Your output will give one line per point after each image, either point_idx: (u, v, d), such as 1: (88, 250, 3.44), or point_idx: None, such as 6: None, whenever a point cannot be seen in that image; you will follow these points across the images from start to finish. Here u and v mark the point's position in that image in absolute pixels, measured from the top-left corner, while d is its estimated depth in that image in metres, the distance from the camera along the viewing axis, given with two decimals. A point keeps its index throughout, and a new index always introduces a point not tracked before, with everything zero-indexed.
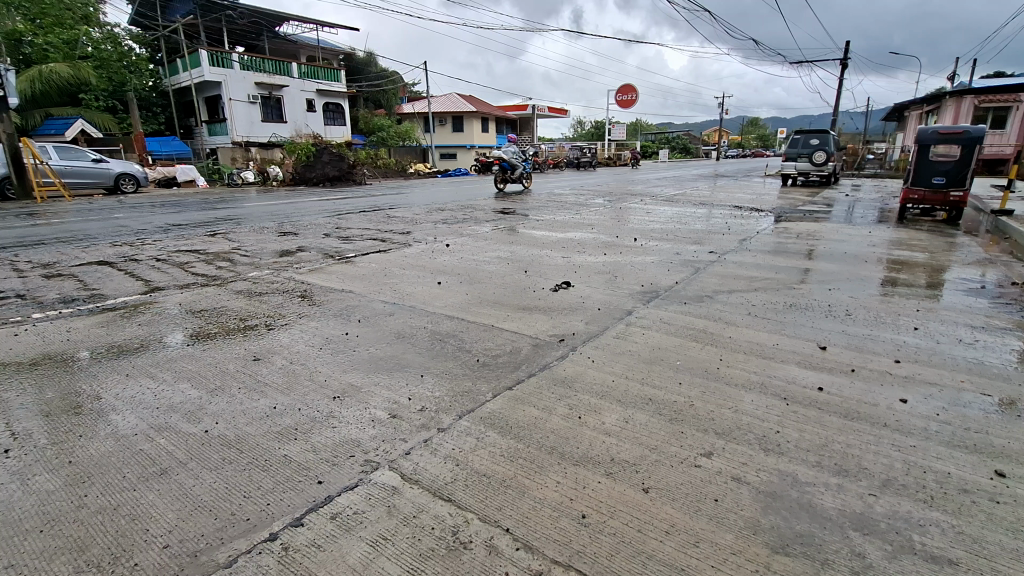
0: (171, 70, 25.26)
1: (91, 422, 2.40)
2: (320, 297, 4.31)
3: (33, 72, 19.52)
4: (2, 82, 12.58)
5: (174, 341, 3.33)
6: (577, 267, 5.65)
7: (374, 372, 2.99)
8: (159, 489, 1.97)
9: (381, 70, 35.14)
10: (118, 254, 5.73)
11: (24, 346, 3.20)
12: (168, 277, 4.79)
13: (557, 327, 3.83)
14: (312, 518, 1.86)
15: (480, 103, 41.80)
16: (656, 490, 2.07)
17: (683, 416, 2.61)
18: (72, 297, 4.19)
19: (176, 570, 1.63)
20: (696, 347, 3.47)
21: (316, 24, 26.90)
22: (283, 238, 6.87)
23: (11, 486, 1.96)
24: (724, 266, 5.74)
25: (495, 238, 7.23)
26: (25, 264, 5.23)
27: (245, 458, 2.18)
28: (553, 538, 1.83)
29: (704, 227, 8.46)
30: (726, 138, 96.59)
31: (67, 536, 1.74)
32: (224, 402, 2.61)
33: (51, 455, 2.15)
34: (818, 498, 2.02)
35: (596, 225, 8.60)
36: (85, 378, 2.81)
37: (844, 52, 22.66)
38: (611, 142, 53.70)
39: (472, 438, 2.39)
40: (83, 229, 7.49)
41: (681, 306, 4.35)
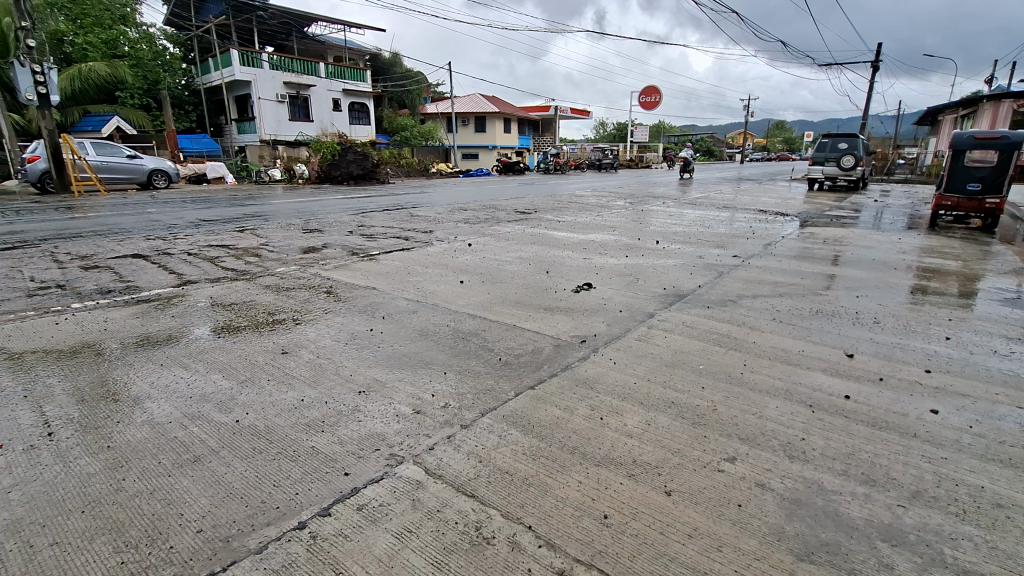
0: (203, 70, 25.95)
1: (128, 409, 2.48)
2: (344, 294, 4.38)
3: (73, 71, 20.13)
4: (45, 80, 13.07)
5: (204, 333, 3.43)
6: (598, 268, 5.65)
7: (397, 368, 3.03)
8: (192, 476, 2.03)
9: (405, 71, 35.50)
10: (151, 248, 5.92)
11: (64, 335, 3.33)
12: (199, 271, 4.93)
13: (578, 327, 3.85)
14: (339, 509, 1.90)
15: (502, 104, 41.93)
16: (678, 493, 2.07)
17: (706, 420, 2.59)
18: (108, 288, 4.33)
19: (209, 555, 1.68)
20: (720, 352, 3.44)
21: (344, 24, 27.36)
22: (309, 235, 7.00)
23: (55, 468, 2.04)
24: (748, 270, 5.68)
25: (517, 238, 7.26)
26: (65, 256, 5.43)
27: (273, 447, 2.24)
28: (575, 537, 1.84)
29: (728, 230, 8.37)
30: (751, 140, 95.13)
31: (106, 518, 1.81)
32: (253, 393, 2.67)
33: (91, 439, 2.23)
34: (845, 508, 1.99)
35: (617, 226, 8.57)
36: (121, 367, 2.91)
37: (876, 54, 22.15)
38: (634, 144, 53.41)
39: (494, 436, 2.41)
40: (119, 222, 7.75)
41: (704, 309, 4.32)
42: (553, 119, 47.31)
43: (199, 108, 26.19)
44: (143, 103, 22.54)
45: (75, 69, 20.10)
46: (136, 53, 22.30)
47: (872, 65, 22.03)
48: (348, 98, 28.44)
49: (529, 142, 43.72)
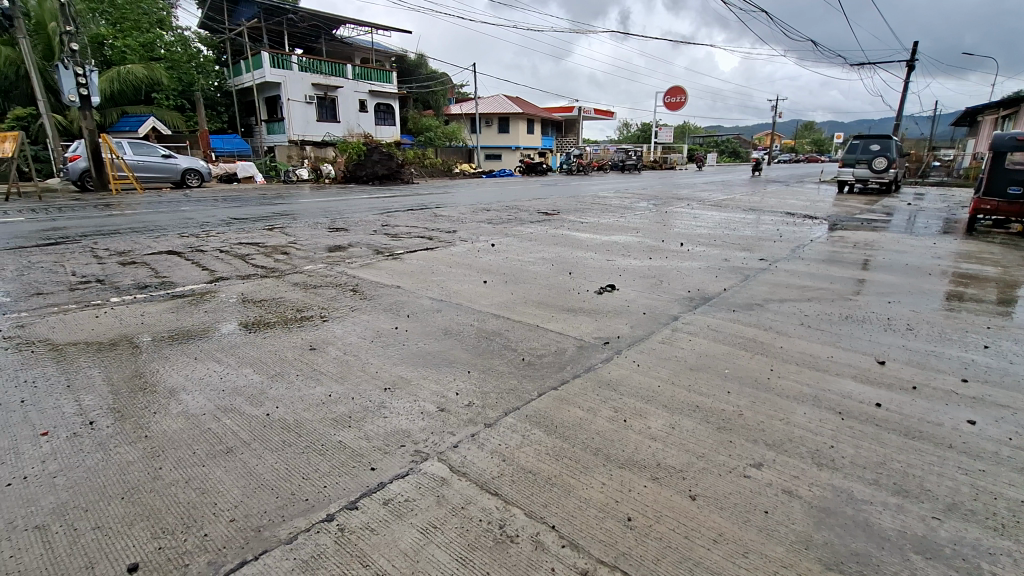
0: (235, 71, 26.62)
1: (164, 400, 2.57)
2: (370, 292, 4.46)
3: (112, 73, 20.74)
4: (87, 82, 13.54)
5: (234, 329, 3.52)
6: (622, 270, 5.61)
7: (422, 367, 3.07)
8: (224, 467, 2.09)
9: (430, 72, 35.83)
10: (185, 245, 6.09)
11: (103, 328, 3.45)
12: (231, 268, 5.06)
13: (601, 329, 3.83)
14: (366, 503, 1.94)
15: (525, 105, 41.97)
16: (703, 497, 2.05)
17: (732, 425, 2.56)
18: (145, 283, 4.48)
19: (241, 543, 1.73)
20: (746, 356, 3.39)
21: (371, 26, 27.78)
22: (335, 234, 7.13)
23: (96, 455, 2.13)
24: (775, 274, 5.58)
25: (540, 239, 7.27)
26: (104, 252, 5.63)
27: (303, 441, 2.29)
28: (598, 538, 1.84)
29: (754, 233, 8.25)
30: (779, 141, 93.29)
31: (144, 504, 1.88)
32: (283, 387, 2.74)
33: (129, 429, 2.32)
34: (876, 517, 1.95)
35: (640, 228, 8.51)
36: (157, 359, 3.01)
37: (911, 53, 21.54)
38: (658, 146, 52.91)
39: (518, 435, 2.42)
40: (153, 220, 7.99)
41: (729, 313, 4.26)
42: (575, 120, 47.16)
43: (231, 108, 26.87)
44: (177, 104, 23.20)
45: (113, 72, 20.66)
46: (171, 56, 22.95)
47: (907, 65, 21.46)
48: (374, 100, 28.78)
49: (552, 142, 43.66)
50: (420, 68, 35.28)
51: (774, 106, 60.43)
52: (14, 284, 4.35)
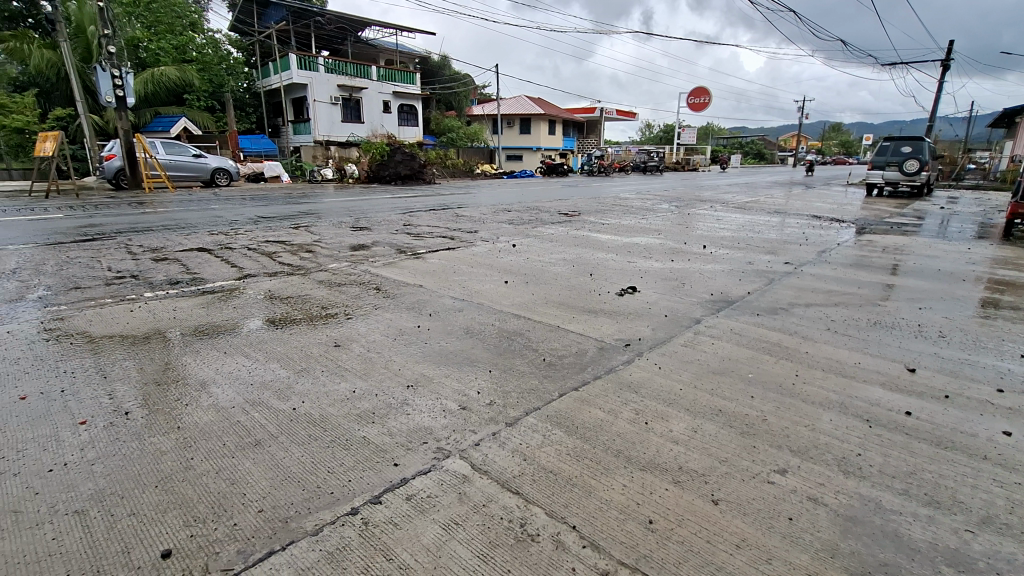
0: (263, 73, 27.20)
1: (195, 392, 2.65)
2: (392, 290, 4.52)
3: (147, 75, 21.36)
4: (122, 83, 13.96)
5: (261, 325, 3.60)
6: (643, 272, 5.58)
7: (443, 365, 3.10)
8: (254, 459, 2.15)
9: (452, 73, 36.11)
10: (214, 242, 6.25)
11: (137, 322, 3.56)
12: (258, 266, 5.18)
13: (622, 331, 3.81)
14: (389, 498, 1.97)
15: (547, 106, 41.97)
16: (726, 503, 2.03)
17: (756, 430, 2.53)
18: (176, 279, 4.61)
19: (270, 533, 1.77)
20: (770, 361, 3.34)
21: (396, 28, 28.11)
22: (359, 233, 7.24)
23: (131, 443, 2.21)
24: (801, 277, 5.48)
25: (561, 240, 7.25)
26: (138, 248, 5.81)
27: (327, 435, 2.34)
28: (620, 539, 1.84)
29: (779, 236, 8.12)
30: (805, 143, 91.84)
31: (177, 493, 1.93)
32: (309, 382, 2.80)
33: (162, 420, 2.40)
34: (906, 528, 1.90)
35: (662, 230, 8.43)
36: (188, 353, 3.10)
37: (946, 53, 20.95)
38: (681, 147, 52.37)
39: (539, 435, 2.43)
40: (184, 218, 8.20)
41: (753, 317, 4.19)
42: (597, 121, 46.93)
43: (259, 109, 27.48)
44: (207, 105, 23.78)
45: (148, 74, 21.28)
46: (203, 58, 23.50)
47: (941, 65, 20.93)
48: (398, 101, 29.06)
49: (573, 143, 43.57)
50: (443, 69, 35.54)
51: (801, 105, 59.15)
52: (54, 277, 4.52)
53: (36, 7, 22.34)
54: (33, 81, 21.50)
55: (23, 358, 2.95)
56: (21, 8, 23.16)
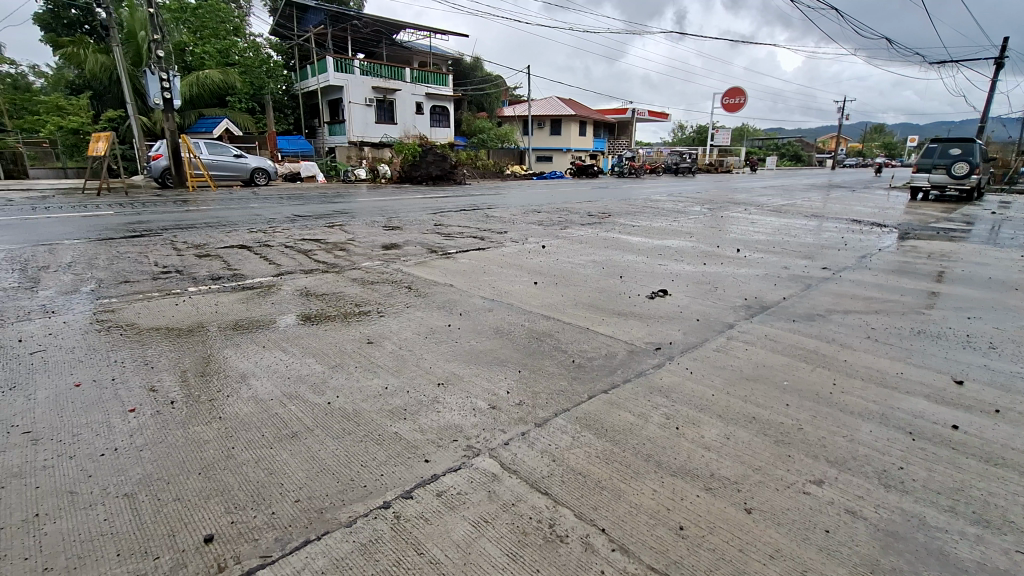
0: (301, 76, 27.95)
1: (235, 384, 2.74)
2: (424, 289, 4.58)
3: (192, 77, 22.36)
4: (170, 86, 14.56)
5: (296, 321, 3.70)
6: (674, 275, 5.50)
7: (473, 365, 3.12)
8: (290, 450, 2.22)
9: (484, 74, 36.38)
10: (254, 240, 6.45)
11: (181, 315, 3.72)
12: (295, 263, 5.32)
13: (653, 334, 3.77)
14: (420, 493, 2.00)
15: (577, 107, 41.75)
16: (759, 512, 1.98)
17: (791, 439, 2.47)
18: (218, 275, 4.77)
19: (306, 523, 1.83)
20: (806, 368, 3.25)
21: (430, 31, 28.52)
22: (391, 232, 7.38)
23: (176, 431, 2.31)
24: (840, 284, 5.32)
25: (591, 242, 7.20)
26: (182, 244, 6.05)
27: (361, 430, 2.39)
28: (649, 544, 1.82)
29: (816, 240, 7.89)
30: (845, 145, 89.07)
31: (218, 480, 2.01)
32: (343, 378, 2.87)
33: (204, 409, 2.49)
34: (952, 546, 1.83)
35: (695, 233, 8.28)
36: (227, 347, 3.20)
37: (1000, 51, 20.04)
38: (715, 148, 51.39)
39: (568, 436, 2.43)
40: (225, 215, 8.48)
41: (788, 323, 4.09)
42: (628, 122, 46.42)
43: (296, 111, 28.27)
44: (248, 107, 24.54)
45: (193, 77, 22.25)
46: (245, 61, 24.24)
47: (994, 63, 20.05)
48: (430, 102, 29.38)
49: (603, 144, 43.31)
50: (475, 70, 35.79)
51: (842, 104, 57.13)
52: (105, 272, 4.74)
53: (92, 14, 23.57)
54: (88, 84, 22.61)
55: (76, 347, 3.11)
56: (79, 15, 24.34)
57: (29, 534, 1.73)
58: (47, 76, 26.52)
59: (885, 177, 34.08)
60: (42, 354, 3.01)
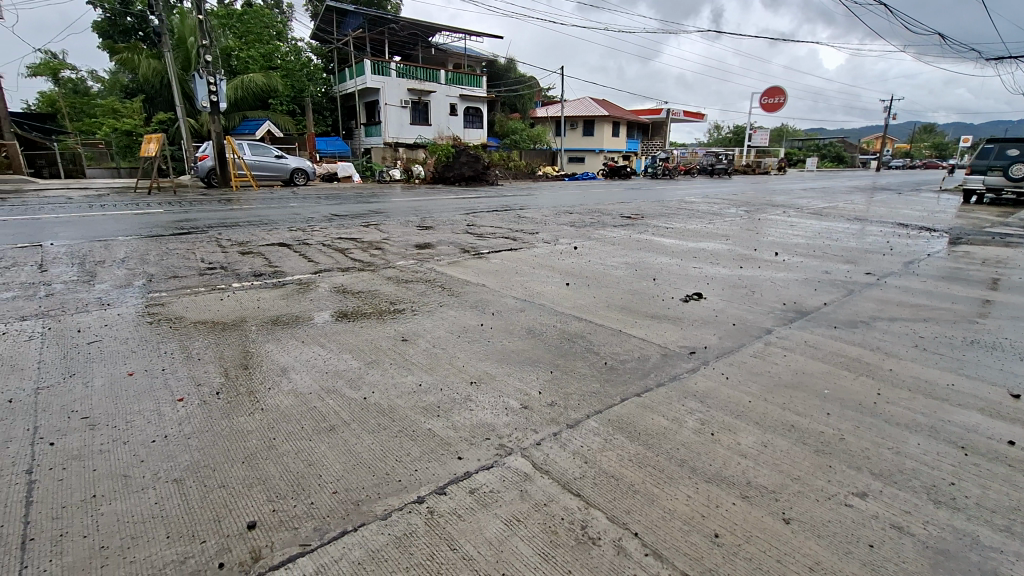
0: (339, 78, 28.63)
1: (276, 378, 2.84)
2: (457, 289, 4.62)
3: (237, 81, 23.25)
4: (216, 90, 15.12)
5: (332, 317, 3.79)
6: (710, 279, 5.39)
7: (505, 364, 3.13)
8: (328, 443, 2.28)
9: (518, 76, 36.50)
10: (293, 238, 6.65)
11: (225, 309, 3.86)
12: (332, 261, 5.45)
13: (687, 338, 3.71)
14: (453, 490, 2.03)
15: (610, 107, 41.41)
16: (798, 522, 1.93)
17: (832, 449, 2.39)
18: (260, 272, 4.94)
19: (343, 514, 1.87)
20: (849, 377, 3.14)
21: (465, 33, 28.77)
22: (424, 232, 7.49)
23: (222, 421, 2.40)
24: (885, 290, 5.12)
25: (624, 243, 7.13)
26: (226, 241, 6.28)
27: (395, 425, 2.44)
28: (683, 551, 1.80)
29: (860, 244, 7.62)
30: (890, 146, 85.61)
31: (260, 470, 2.09)
32: (378, 374, 2.93)
33: (247, 401, 2.59)
34: (1007, 568, 1.74)
35: (731, 236, 8.10)
36: (268, 341, 3.32)
37: None
38: (752, 149, 50.16)
39: (600, 438, 2.42)
40: (266, 214, 8.77)
41: (830, 330, 3.96)
42: (662, 122, 45.73)
43: (334, 113, 28.97)
44: (288, 109, 25.28)
45: (238, 81, 23.14)
46: (286, 64, 24.99)
47: None
48: (464, 103, 29.63)
49: (637, 145, 42.80)
50: (508, 71, 35.91)
51: (889, 103, 54.95)
52: (155, 267, 4.96)
53: (146, 21, 24.76)
54: (141, 88, 23.73)
55: (129, 338, 3.27)
56: (134, 22, 25.52)
57: (88, 514, 1.82)
58: (104, 81, 27.99)
59: (936, 180, 32.57)
60: (99, 344, 3.18)
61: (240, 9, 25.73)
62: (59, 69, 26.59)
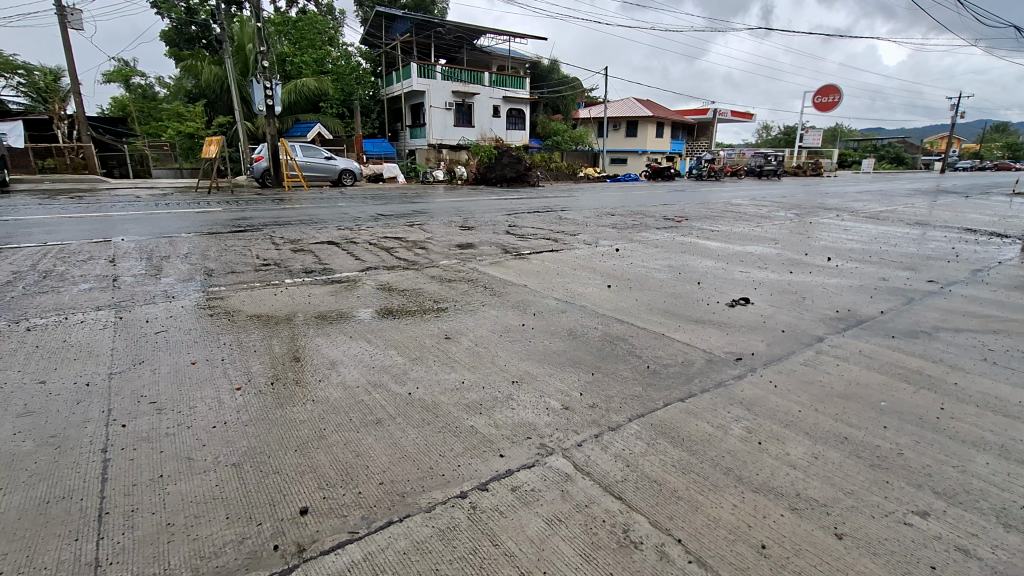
0: (387, 82, 29.34)
1: (325, 371, 2.94)
2: (499, 289, 4.66)
3: (291, 85, 24.13)
4: (272, 94, 15.75)
5: (378, 314, 3.90)
6: (758, 284, 5.23)
7: (547, 365, 3.14)
8: (375, 435, 2.35)
9: (561, 77, 36.43)
10: (342, 236, 6.87)
11: (279, 304, 4.03)
12: (378, 260, 5.59)
13: (734, 344, 3.62)
14: (495, 486, 2.06)
15: (653, 108, 40.75)
16: (852, 538, 1.86)
17: (890, 464, 2.28)
18: (311, 269, 5.12)
19: (389, 505, 1.93)
20: (908, 390, 2.98)
21: (510, 36, 28.99)
22: (468, 232, 7.58)
23: (278, 410, 2.52)
24: (950, 299, 4.83)
25: (667, 246, 6.99)
26: (279, 239, 6.55)
27: (439, 421, 2.49)
28: (729, 560, 1.76)
29: (922, 250, 7.22)
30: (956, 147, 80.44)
31: (312, 458, 2.17)
32: (422, 370, 2.99)
33: (298, 392, 2.70)
34: None
35: (780, 239, 7.85)
36: (318, 336, 3.44)
37: None
38: (803, 150, 48.24)
39: (643, 442, 2.39)
40: (316, 214, 9.08)
41: (887, 339, 3.76)
42: (708, 122, 44.63)
43: (381, 116, 29.71)
44: (338, 113, 26.14)
45: (292, 85, 24.08)
46: (337, 69, 25.84)
47: None
48: (507, 105, 29.80)
49: (681, 145, 41.92)
50: (551, 73, 35.89)
51: (955, 101, 51.73)
52: (215, 263, 5.23)
53: (209, 29, 26.14)
54: (202, 93, 25.04)
55: (192, 329, 3.47)
56: (198, 31, 26.96)
57: (155, 492, 1.95)
58: (169, 86, 29.71)
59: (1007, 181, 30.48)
60: (165, 333, 3.39)
61: (295, 17, 26.79)
62: (130, 76, 28.43)
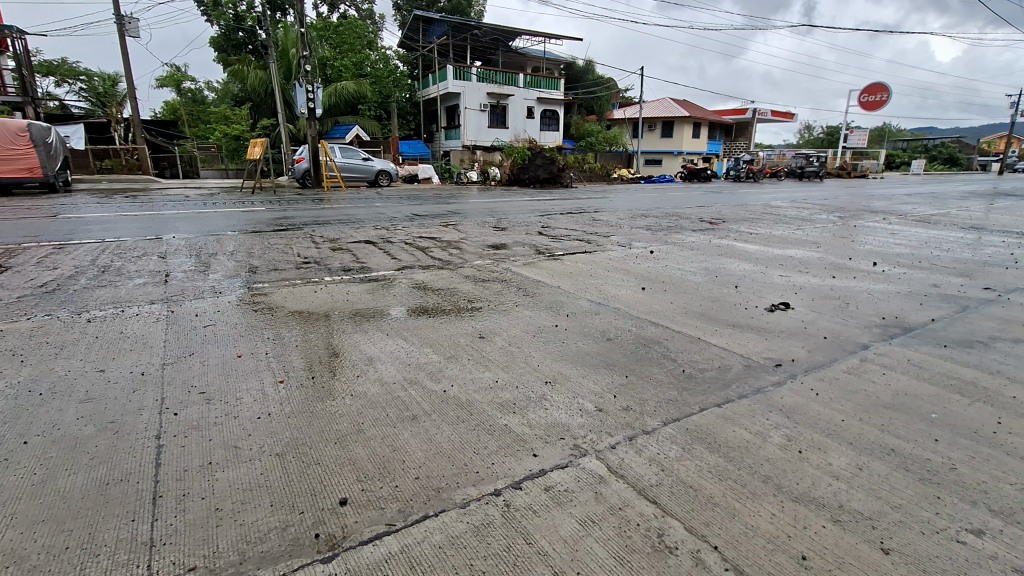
0: (423, 84, 29.75)
1: (362, 367, 3.02)
2: (532, 289, 4.67)
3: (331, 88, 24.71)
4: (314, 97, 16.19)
5: (414, 312, 3.97)
6: (798, 288, 5.07)
7: (580, 366, 3.13)
8: (412, 432, 2.39)
9: (596, 78, 36.18)
10: (378, 236, 7.02)
11: (318, 301, 4.15)
12: (413, 259, 5.69)
13: (773, 349, 3.54)
14: (529, 485, 2.07)
15: (690, 107, 40.02)
16: (900, 554, 1.79)
17: (940, 479, 2.19)
18: (349, 267, 5.25)
19: (425, 499, 1.97)
20: (961, 402, 2.84)
21: (545, 36, 28.96)
22: (502, 232, 7.64)
23: (318, 403, 2.60)
24: (1007, 307, 4.57)
25: (703, 249, 6.86)
26: (318, 238, 6.73)
27: (473, 419, 2.52)
28: (766, 569, 1.72)
29: (977, 256, 6.87)
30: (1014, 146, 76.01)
31: (350, 451, 2.24)
32: (457, 368, 3.03)
33: (337, 387, 2.77)
34: None
35: (822, 243, 7.59)
36: (355, 332, 3.53)
37: None
38: (848, 151, 46.47)
39: (678, 447, 2.36)
40: (354, 213, 9.29)
41: (939, 349, 3.59)
42: (748, 122, 43.52)
43: (417, 118, 30.18)
44: (376, 115, 26.69)
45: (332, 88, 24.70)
46: (376, 72, 26.36)
47: None
48: (541, 106, 29.77)
49: (719, 146, 41.02)
50: (586, 74, 35.72)
51: (1015, 100, 48.89)
52: (258, 260, 5.42)
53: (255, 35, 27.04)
54: (248, 96, 25.95)
55: (237, 324, 3.61)
56: (245, 37, 27.94)
57: (205, 478, 2.04)
58: (217, 90, 30.93)
59: None
60: (212, 327, 3.54)
61: (336, 22, 27.41)
62: (181, 80, 29.73)
